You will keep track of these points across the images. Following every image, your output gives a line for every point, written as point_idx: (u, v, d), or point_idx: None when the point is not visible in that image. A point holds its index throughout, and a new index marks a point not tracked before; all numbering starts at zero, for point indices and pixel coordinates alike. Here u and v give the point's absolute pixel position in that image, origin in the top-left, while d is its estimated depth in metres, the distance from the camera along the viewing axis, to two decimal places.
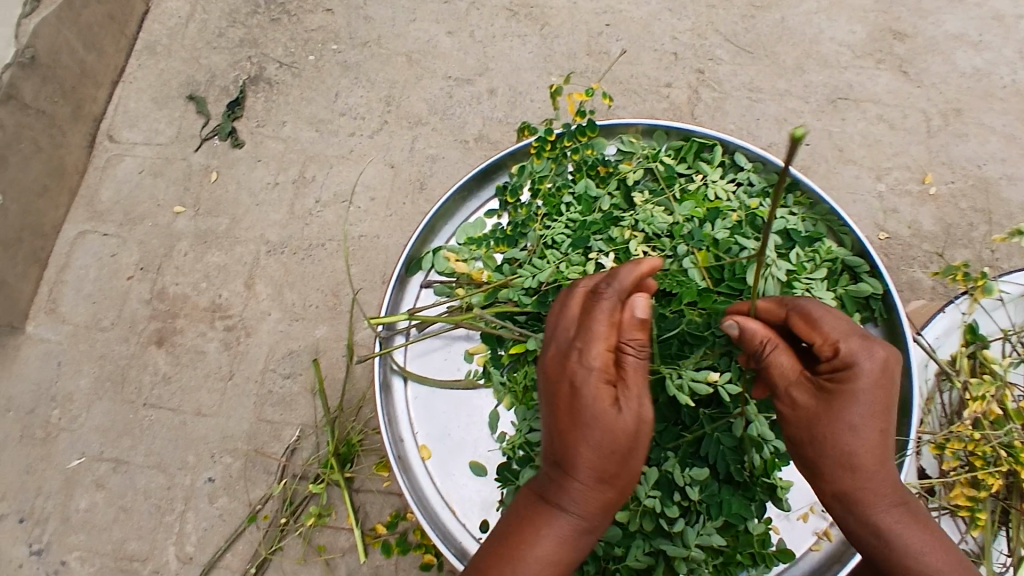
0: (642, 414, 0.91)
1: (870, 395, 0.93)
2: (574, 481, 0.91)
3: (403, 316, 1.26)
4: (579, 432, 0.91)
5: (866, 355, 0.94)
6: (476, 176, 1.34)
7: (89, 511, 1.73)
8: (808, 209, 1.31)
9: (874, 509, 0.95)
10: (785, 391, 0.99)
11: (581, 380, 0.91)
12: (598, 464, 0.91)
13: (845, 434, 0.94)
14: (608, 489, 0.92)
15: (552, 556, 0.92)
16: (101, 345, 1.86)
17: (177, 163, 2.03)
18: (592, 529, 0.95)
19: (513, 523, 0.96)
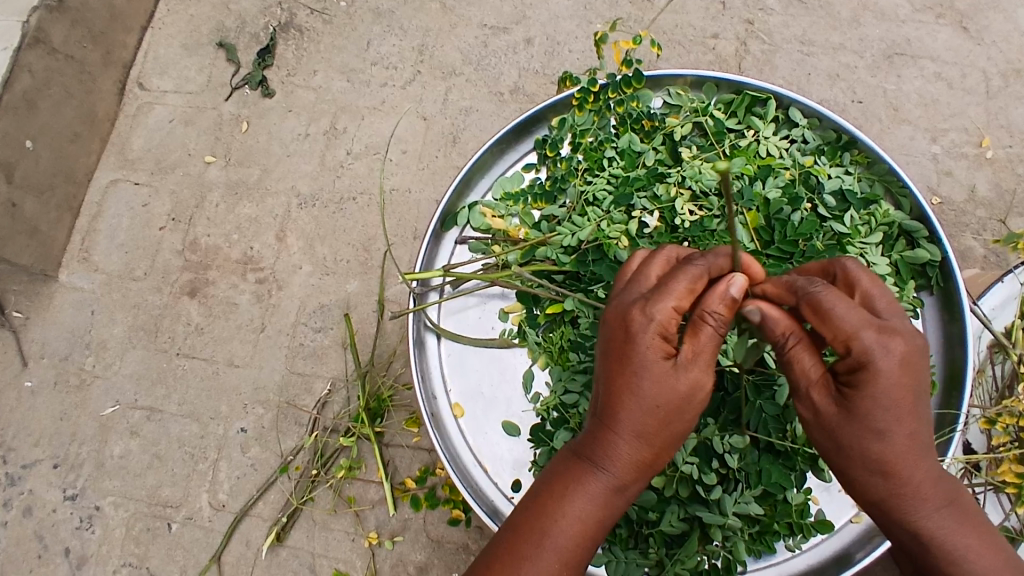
0: (696, 379, 0.87)
1: (889, 401, 0.81)
2: (616, 441, 0.89)
3: (438, 272, 1.24)
4: (631, 390, 0.87)
5: (880, 351, 0.81)
6: (514, 128, 1.28)
7: (124, 457, 1.76)
8: (866, 168, 1.22)
9: (915, 517, 0.86)
10: (806, 392, 0.87)
11: (643, 335, 0.86)
12: (642, 425, 0.88)
13: (873, 444, 0.83)
14: (648, 452, 0.90)
15: (585, 515, 0.90)
16: (134, 295, 1.88)
17: (208, 113, 2.01)
18: (628, 490, 0.92)
19: (549, 479, 0.94)
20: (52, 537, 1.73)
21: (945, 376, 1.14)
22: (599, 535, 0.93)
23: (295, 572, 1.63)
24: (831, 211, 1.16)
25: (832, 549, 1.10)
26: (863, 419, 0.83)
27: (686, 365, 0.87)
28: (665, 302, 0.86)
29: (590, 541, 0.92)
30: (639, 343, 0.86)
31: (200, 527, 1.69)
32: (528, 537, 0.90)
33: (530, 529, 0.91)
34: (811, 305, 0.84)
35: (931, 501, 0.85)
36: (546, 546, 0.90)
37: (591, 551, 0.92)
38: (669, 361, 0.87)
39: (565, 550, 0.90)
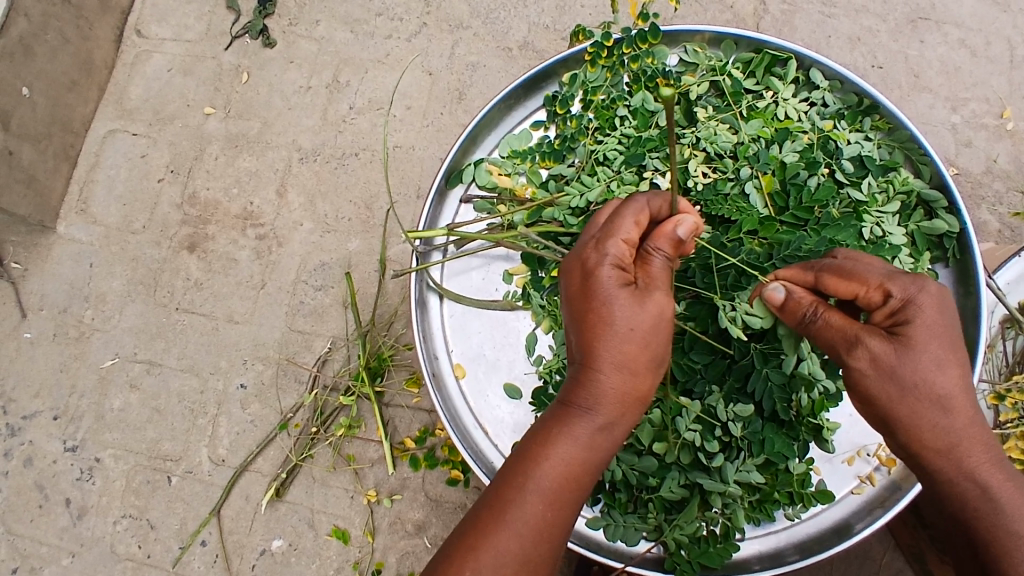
0: (663, 309, 0.90)
1: (937, 335, 0.85)
2: (597, 377, 0.88)
3: (441, 231, 1.20)
4: (606, 324, 0.88)
5: (918, 290, 0.86)
6: (524, 83, 1.24)
7: (124, 410, 1.76)
8: (886, 134, 1.19)
9: (972, 459, 0.86)
10: (857, 344, 0.87)
11: (604, 269, 0.90)
12: (627, 357, 0.88)
13: (937, 378, 0.85)
14: (636, 387, 0.89)
15: (573, 459, 0.87)
16: (133, 248, 1.85)
17: (207, 62, 1.95)
18: (617, 433, 0.90)
19: (536, 431, 0.91)
20: (53, 487, 1.74)
21: None
22: (588, 485, 0.90)
23: (294, 527, 1.63)
24: (848, 177, 1.12)
25: (832, 520, 1.10)
26: (917, 353, 0.85)
27: (652, 297, 0.89)
28: (619, 238, 0.91)
29: (578, 492, 0.88)
30: (607, 279, 0.89)
31: (199, 480, 1.69)
32: (519, 485, 0.87)
33: (521, 475, 0.88)
34: (833, 273, 0.91)
35: (983, 450, 0.86)
36: (535, 493, 0.86)
37: (575, 507, 0.89)
38: (636, 294, 0.89)
39: (555, 496, 0.87)
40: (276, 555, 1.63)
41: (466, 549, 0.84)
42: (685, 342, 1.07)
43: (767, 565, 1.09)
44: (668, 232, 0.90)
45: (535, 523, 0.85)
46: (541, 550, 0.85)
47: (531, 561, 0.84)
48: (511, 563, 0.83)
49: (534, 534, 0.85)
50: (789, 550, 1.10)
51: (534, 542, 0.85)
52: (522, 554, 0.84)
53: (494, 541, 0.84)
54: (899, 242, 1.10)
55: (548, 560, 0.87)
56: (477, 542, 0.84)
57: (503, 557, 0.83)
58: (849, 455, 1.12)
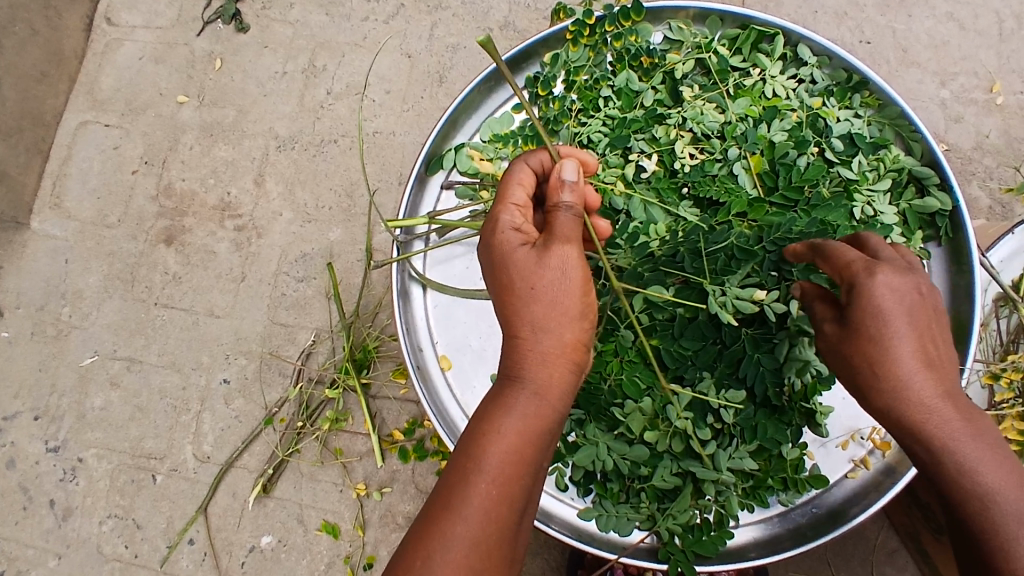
0: (568, 253, 0.86)
1: (884, 324, 0.79)
2: (520, 338, 0.86)
3: (423, 219, 1.16)
4: (512, 283, 0.87)
5: (872, 277, 0.81)
6: (504, 64, 1.20)
7: (105, 408, 1.72)
8: (877, 111, 1.16)
9: (925, 446, 0.77)
10: (827, 332, 0.87)
11: (503, 231, 0.89)
12: (543, 310, 0.85)
13: (865, 359, 0.81)
14: (561, 341, 0.85)
15: (509, 427, 0.81)
16: (109, 243, 1.80)
17: (179, 49, 1.89)
18: (553, 394, 0.85)
19: (478, 413, 0.86)
20: (36, 489, 1.71)
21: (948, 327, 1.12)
22: (536, 457, 0.83)
23: (283, 523, 1.61)
24: (838, 156, 1.10)
25: (826, 505, 1.10)
26: (852, 334, 0.82)
27: (553, 244, 0.86)
28: (510, 203, 0.91)
29: (526, 463, 0.81)
30: (507, 240, 0.88)
31: (185, 478, 1.66)
32: (463, 466, 0.80)
33: (465, 456, 0.81)
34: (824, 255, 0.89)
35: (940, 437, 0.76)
36: (478, 469, 0.79)
37: (528, 482, 0.81)
38: (538, 247, 0.87)
39: (502, 472, 0.79)
40: (266, 552, 1.61)
41: (416, 543, 0.76)
42: (675, 328, 1.03)
43: (762, 552, 1.08)
44: (556, 183, 0.90)
45: (483, 502, 0.77)
46: (494, 533, 0.77)
47: (485, 545, 0.76)
48: (462, 549, 0.75)
49: (483, 514, 0.77)
50: (784, 536, 1.09)
51: (484, 525, 0.76)
52: (472, 539, 0.76)
53: (443, 527, 0.76)
54: (892, 221, 1.07)
55: (508, 547, 0.78)
56: (431, 531, 0.76)
57: (454, 543, 0.75)
58: (843, 440, 1.10)
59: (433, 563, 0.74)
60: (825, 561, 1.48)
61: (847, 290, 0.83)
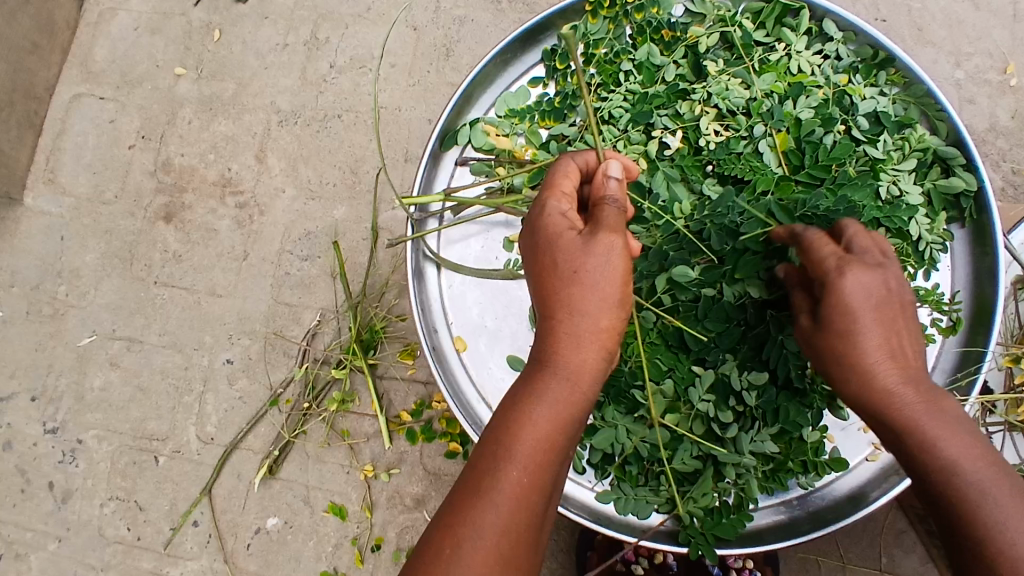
0: (611, 242, 0.86)
1: (846, 322, 0.81)
2: (555, 324, 0.86)
3: (438, 197, 1.13)
4: (551, 269, 0.87)
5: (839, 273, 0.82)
6: (520, 36, 1.17)
7: (105, 389, 1.69)
8: (902, 89, 1.13)
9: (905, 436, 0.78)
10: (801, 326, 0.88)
11: (549, 216, 0.89)
12: (581, 297, 0.85)
13: (838, 351, 0.82)
14: (595, 328, 0.85)
15: (541, 414, 0.82)
16: (106, 220, 1.75)
17: (176, 20, 1.82)
18: (584, 381, 0.85)
19: (508, 399, 0.86)
20: (36, 470, 1.68)
21: (970, 311, 1.11)
22: (565, 444, 0.83)
23: (289, 504, 1.59)
24: (864, 134, 1.07)
25: (846, 489, 1.09)
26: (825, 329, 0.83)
27: (596, 232, 0.86)
28: (558, 191, 0.92)
29: (554, 452, 0.82)
30: (553, 226, 0.88)
31: (188, 460, 1.64)
32: (495, 452, 0.80)
33: (497, 443, 0.81)
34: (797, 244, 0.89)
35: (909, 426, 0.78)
36: (510, 457, 0.80)
37: (555, 470, 0.82)
38: (581, 234, 0.88)
39: (533, 459, 0.80)
40: (272, 533, 1.59)
41: (446, 528, 0.77)
42: (698, 310, 1.01)
43: (781, 536, 1.08)
44: (601, 180, 0.92)
45: (515, 489, 0.78)
46: (523, 520, 0.77)
47: (515, 531, 0.77)
48: (493, 536, 0.75)
49: (513, 501, 0.77)
50: (803, 519, 1.09)
51: (514, 512, 0.77)
52: (502, 526, 0.76)
53: (474, 512, 0.76)
54: (917, 201, 1.06)
55: (535, 532, 0.79)
56: (460, 516, 0.77)
57: (484, 529, 0.76)
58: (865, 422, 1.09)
59: (464, 549, 0.75)
60: (833, 541, 1.49)
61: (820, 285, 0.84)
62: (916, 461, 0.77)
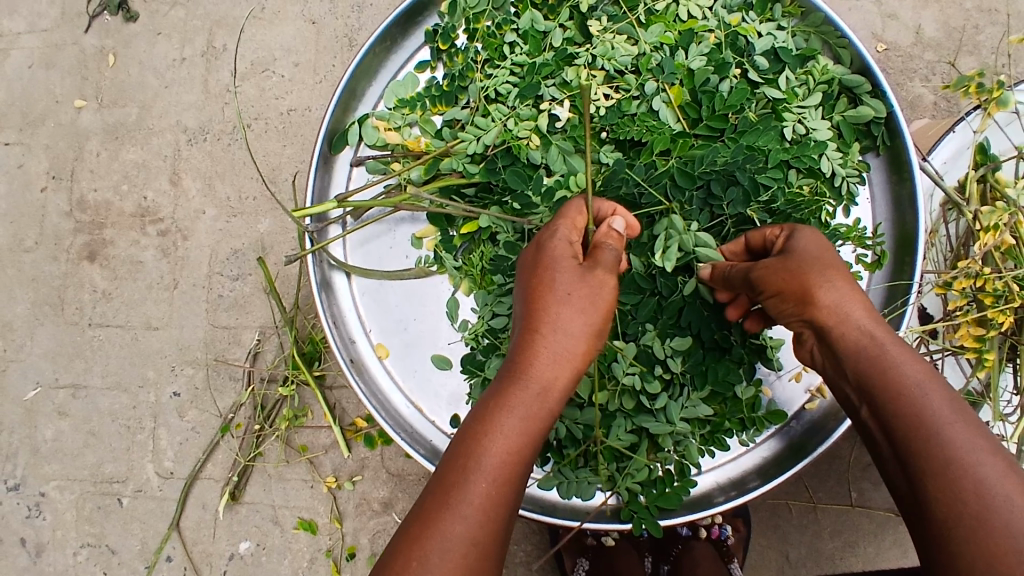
0: (610, 283, 0.84)
1: (803, 254, 0.82)
2: (540, 338, 0.81)
3: (332, 204, 1.07)
4: (549, 286, 0.83)
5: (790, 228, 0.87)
6: (397, 19, 1.11)
7: (58, 439, 1.66)
8: (800, 20, 1.08)
9: (880, 355, 0.74)
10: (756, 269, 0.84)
11: (554, 243, 0.85)
12: (568, 319, 0.81)
13: (813, 274, 0.80)
14: (573, 348, 0.81)
15: (509, 426, 0.76)
16: (30, 267, 1.70)
17: (68, 49, 1.74)
18: (552, 398, 0.80)
19: (476, 410, 0.80)
20: (3, 530, 1.65)
21: (894, 241, 1.08)
22: (532, 459, 0.79)
23: (258, 526, 1.58)
24: (763, 75, 1.02)
25: (788, 439, 1.08)
26: (792, 258, 0.82)
27: (600, 270, 0.84)
28: (570, 221, 0.88)
29: (522, 466, 0.77)
30: (555, 253, 0.84)
31: (151, 497, 1.61)
32: (463, 464, 0.75)
33: (463, 455, 0.76)
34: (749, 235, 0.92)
35: (883, 348, 0.74)
36: (479, 468, 0.74)
37: (520, 486, 0.77)
38: (583, 266, 0.84)
39: (501, 472, 0.75)
40: (246, 557, 1.58)
41: (413, 541, 0.71)
42: None
43: (729, 495, 1.07)
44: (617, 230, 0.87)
45: (483, 500, 0.73)
46: (490, 534, 0.72)
47: (482, 546, 0.71)
48: (461, 550, 0.70)
49: (481, 514, 0.72)
50: (749, 475, 1.08)
51: (482, 524, 0.72)
52: (470, 538, 0.71)
53: (441, 525, 0.71)
54: (825, 137, 1.01)
55: (500, 549, 0.74)
56: (428, 528, 0.71)
57: (452, 543, 0.70)
58: (797, 372, 1.08)
59: (430, 564, 0.69)
60: (802, 484, 1.48)
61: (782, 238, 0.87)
62: (883, 385, 0.73)
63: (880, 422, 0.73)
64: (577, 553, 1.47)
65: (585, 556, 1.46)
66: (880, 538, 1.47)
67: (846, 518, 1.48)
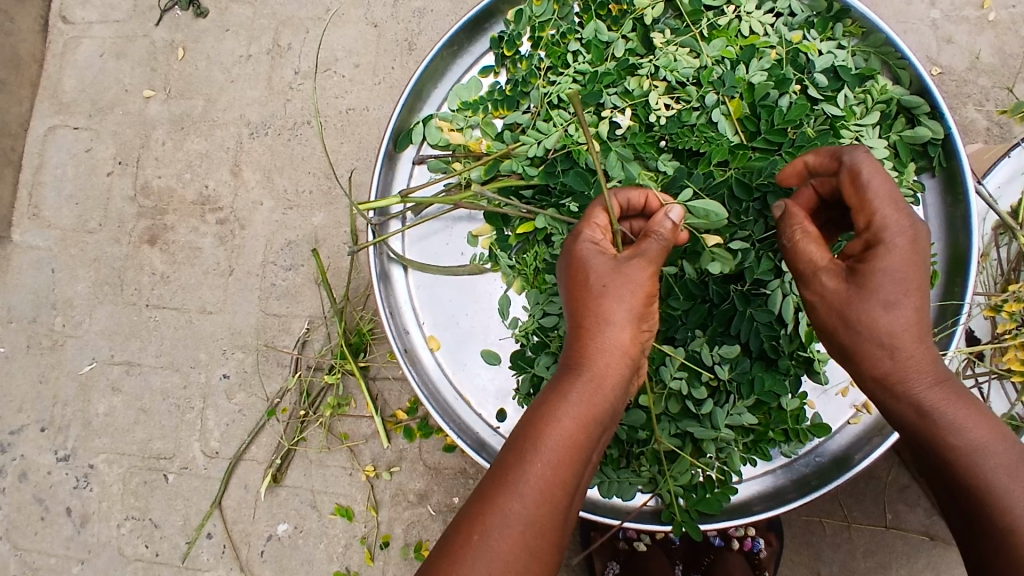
0: (644, 267, 0.84)
1: (900, 289, 0.78)
2: (590, 334, 0.83)
3: (395, 199, 1.11)
4: (585, 284, 0.85)
5: (896, 224, 0.79)
6: (465, 26, 1.16)
7: (109, 414, 1.73)
8: (861, 40, 1.10)
9: (952, 412, 0.78)
10: (830, 277, 0.81)
11: (582, 244, 0.87)
12: (611, 310, 0.82)
13: (897, 317, 0.78)
14: (624, 340, 0.82)
15: (564, 414, 0.79)
16: (93, 248, 1.78)
17: (139, 42, 1.83)
18: (607, 387, 0.81)
19: (534, 402, 0.83)
20: (52, 499, 1.73)
21: (947, 261, 1.08)
22: (590, 446, 0.80)
23: (297, 510, 1.62)
24: (822, 92, 1.04)
25: (831, 453, 1.09)
26: (877, 286, 0.78)
27: (631, 258, 0.84)
28: (592, 223, 0.89)
29: (580, 452, 0.79)
30: (583, 253, 0.86)
31: (196, 475, 1.67)
32: (520, 448, 0.78)
33: (521, 443, 0.79)
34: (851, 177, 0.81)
35: (952, 403, 0.79)
36: (535, 453, 0.77)
37: (578, 471, 0.79)
38: (614, 258, 0.86)
39: (558, 455, 0.77)
40: (283, 539, 1.62)
41: (473, 517, 0.75)
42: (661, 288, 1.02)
43: (768, 505, 1.08)
44: (659, 219, 0.88)
45: (539, 481, 0.76)
46: (548, 513, 0.75)
47: (539, 525, 0.75)
48: (518, 526, 0.74)
49: (539, 494, 0.75)
50: (789, 487, 1.09)
51: (539, 504, 0.75)
52: (528, 517, 0.74)
53: (499, 503, 0.75)
54: (882, 155, 1.01)
55: (559, 530, 0.77)
56: (487, 508, 0.75)
57: (510, 520, 0.74)
58: (843, 386, 1.09)
59: (491, 538, 0.73)
60: (836, 502, 1.48)
61: (867, 231, 0.81)
62: (951, 443, 0.78)
63: (949, 474, 0.78)
64: (608, 557, 1.49)
65: (616, 560, 1.48)
66: (914, 561, 1.46)
67: (881, 540, 1.47)
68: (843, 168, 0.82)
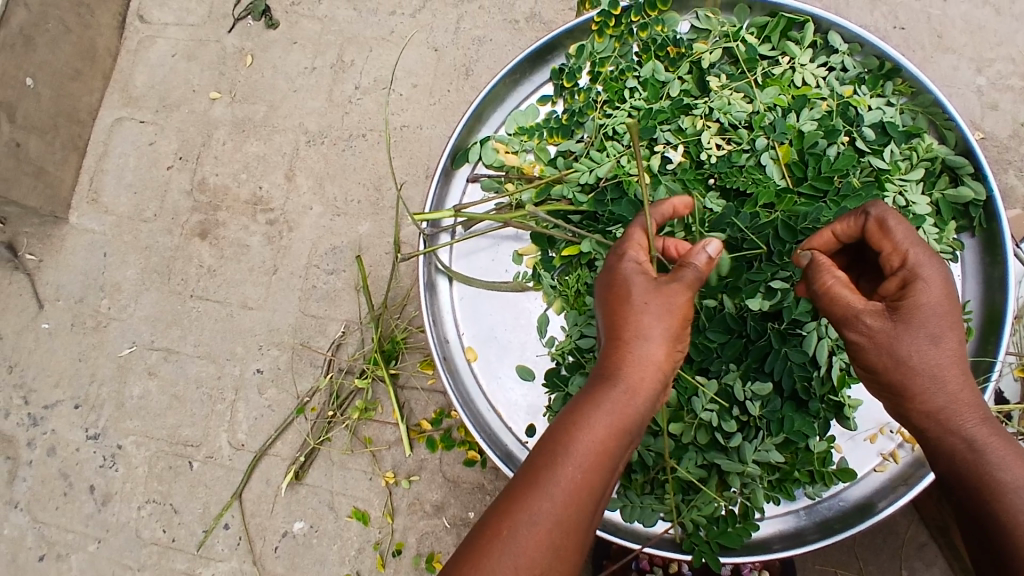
0: (682, 291, 0.87)
1: (939, 326, 0.82)
2: (626, 347, 0.86)
3: (449, 213, 1.18)
4: (625, 299, 0.88)
5: (931, 264, 0.83)
6: (529, 56, 1.22)
7: (143, 397, 1.78)
8: (910, 99, 1.13)
9: (990, 448, 0.79)
10: (868, 322, 0.84)
11: (624, 265, 0.91)
12: (649, 326, 0.86)
13: (936, 352, 0.81)
14: (658, 355, 0.85)
15: (597, 420, 0.82)
16: (145, 236, 1.86)
17: (211, 46, 1.93)
18: (641, 398, 0.84)
19: (568, 407, 0.86)
20: (77, 475, 1.77)
21: (982, 319, 1.10)
22: (619, 454, 0.83)
23: (315, 509, 1.65)
24: (870, 145, 1.07)
25: (854, 498, 1.10)
26: (914, 324, 0.82)
27: (670, 281, 0.88)
28: (635, 245, 0.93)
29: (609, 458, 0.81)
30: (624, 272, 0.90)
31: (220, 465, 1.71)
32: (553, 449, 0.81)
33: (553, 445, 0.81)
34: (873, 225, 0.87)
35: (989, 439, 0.80)
36: (566, 455, 0.80)
37: (606, 477, 0.81)
38: (654, 280, 0.89)
39: (589, 459, 0.80)
40: (298, 537, 1.65)
41: (501, 511, 0.78)
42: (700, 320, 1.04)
43: (788, 544, 1.09)
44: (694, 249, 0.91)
45: (568, 483, 0.78)
46: (575, 515, 0.78)
47: (565, 524, 0.77)
48: (546, 525, 0.76)
49: (568, 495, 0.78)
50: (810, 529, 1.10)
51: (566, 505, 0.78)
52: (556, 517, 0.77)
53: (528, 500, 0.77)
54: (925, 211, 1.04)
55: (584, 533, 0.79)
56: (516, 504, 0.78)
57: (537, 518, 0.76)
58: (872, 433, 1.11)
59: (519, 533, 0.76)
60: (853, 553, 1.47)
61: (901, 273, 0.85)
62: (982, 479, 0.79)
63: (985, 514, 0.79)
64: None
65: None
66: None
67: None
68: (870, 217, 0.87)
